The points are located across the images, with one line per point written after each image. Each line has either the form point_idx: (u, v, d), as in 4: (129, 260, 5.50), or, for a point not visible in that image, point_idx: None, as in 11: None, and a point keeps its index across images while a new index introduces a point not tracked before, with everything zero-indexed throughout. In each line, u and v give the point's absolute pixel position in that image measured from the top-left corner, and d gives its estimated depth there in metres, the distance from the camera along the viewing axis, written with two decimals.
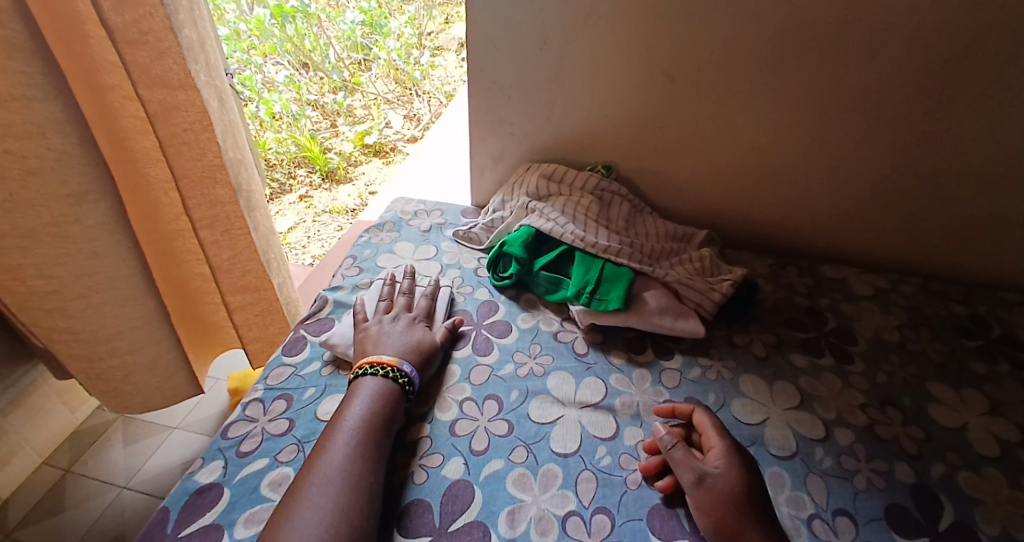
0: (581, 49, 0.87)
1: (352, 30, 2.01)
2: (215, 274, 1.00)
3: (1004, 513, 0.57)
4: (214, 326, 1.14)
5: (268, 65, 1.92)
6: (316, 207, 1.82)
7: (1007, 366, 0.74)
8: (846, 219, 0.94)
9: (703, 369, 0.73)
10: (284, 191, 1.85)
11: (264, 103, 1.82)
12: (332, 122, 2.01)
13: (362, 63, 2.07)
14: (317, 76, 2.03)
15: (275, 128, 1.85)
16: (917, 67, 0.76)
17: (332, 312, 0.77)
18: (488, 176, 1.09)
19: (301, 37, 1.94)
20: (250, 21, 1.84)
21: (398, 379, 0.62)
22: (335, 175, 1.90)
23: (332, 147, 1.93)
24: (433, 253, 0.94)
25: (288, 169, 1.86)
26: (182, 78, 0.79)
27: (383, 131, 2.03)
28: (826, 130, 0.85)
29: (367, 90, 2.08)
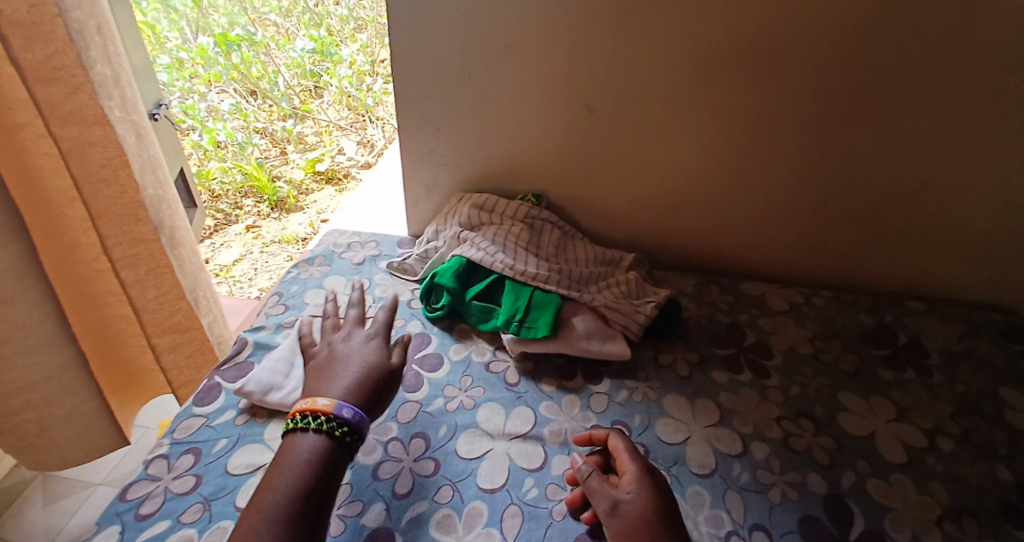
0: (504, 81, 0.90)
1: (301, 58, 1.95)
2: (140, 316, 0.95)
3: (912, 519, 0.60)
4: (143, 372, 1.09)
5: (213, 92, 1.91)
6: (264, 238, 1.78)
7: (912, 372, 0.78)
8: (765, 238, 0.98)
9: (630, 391, 0.75)
10: (229, 222, 1.82)
11: (207, 132, 1.82)
12: (281, 150, 1.98)
13: (312, 90, 2.02)
14: (266, 104, 1.98)
15: (219, 157, 1.84)
16: (814, 96, 0.82)
17: (252, 354, 0.75)
18: (422, 206, 1.08)
19: (247, 65, 1.92)
20: (192, 50, 1.82)
21: (333, 431, 0.56)
22: (284, 204, 1.87)
23: (281, 175, 1.91)
24: (365, 286, 0.92)
25: (234, 199, 1.84)
26: (98, 113, 0.77)
27: (334, 158, 1.98)
28: (739, 155, 0.90)
29: (318, 117, 2.03)
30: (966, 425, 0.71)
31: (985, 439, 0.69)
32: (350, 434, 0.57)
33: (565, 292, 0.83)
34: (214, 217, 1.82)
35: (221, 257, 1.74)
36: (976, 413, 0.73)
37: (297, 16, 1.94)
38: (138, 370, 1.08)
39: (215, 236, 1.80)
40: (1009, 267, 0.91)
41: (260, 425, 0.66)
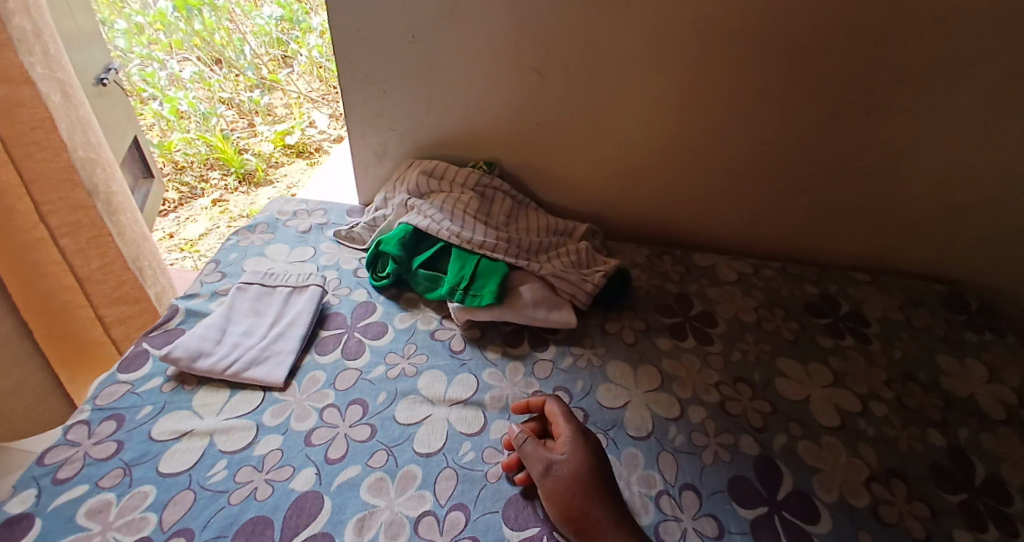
0: (452, 43, 0.86)
1: (269, 25, 1.85)
2: (84, 287, 0.93)
3: (840, 479, 0.61)
4: (95, 344, 1.00)
5: (173, 60, 1.83)
6: (231, 212, 1.71)
7: (851, 340, 0.80)
8: (718, 210, 0.98)
9: (575, 358, 0.75)
10: (195, 196, 1.75)
11: (170, 101, 1.76)
12: (249, 122, 1.90)
13: (282, 60, 1.92)
14: (233, 74, 1.89)
15: (182, 128, 1.77)
16: (766, 67, 0.81)
17: (182, 322, 0.74)
18: (373, 173, 1.06)
19: (211, 32, 1.82)
20: (150, 14, 1.76)
21: None
22: (253, 178, 1.79)
23: (248, 147, 1.84)
24: (309, 255, 0.90)
25: (199, 171, 1.78)
26: (25, 72, 0.73)
27: (305, 131, 1.89)
28: (692, 126, 0.89)
29: (287, 88, 1.94)
30: (899, 390, 0.73)
31: (917, 404, 0.71)
32: None
33: (511, 260, 0.82)
34: (179, 190, 1.74)
35: (187, 230, 1.68)
36: (911, 379, 0.74)
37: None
38: (88, 343, 1.00)
39: (179, 210, 1.73)
40: (953, 238, 0.92)
41: (188, 393, 0.65)
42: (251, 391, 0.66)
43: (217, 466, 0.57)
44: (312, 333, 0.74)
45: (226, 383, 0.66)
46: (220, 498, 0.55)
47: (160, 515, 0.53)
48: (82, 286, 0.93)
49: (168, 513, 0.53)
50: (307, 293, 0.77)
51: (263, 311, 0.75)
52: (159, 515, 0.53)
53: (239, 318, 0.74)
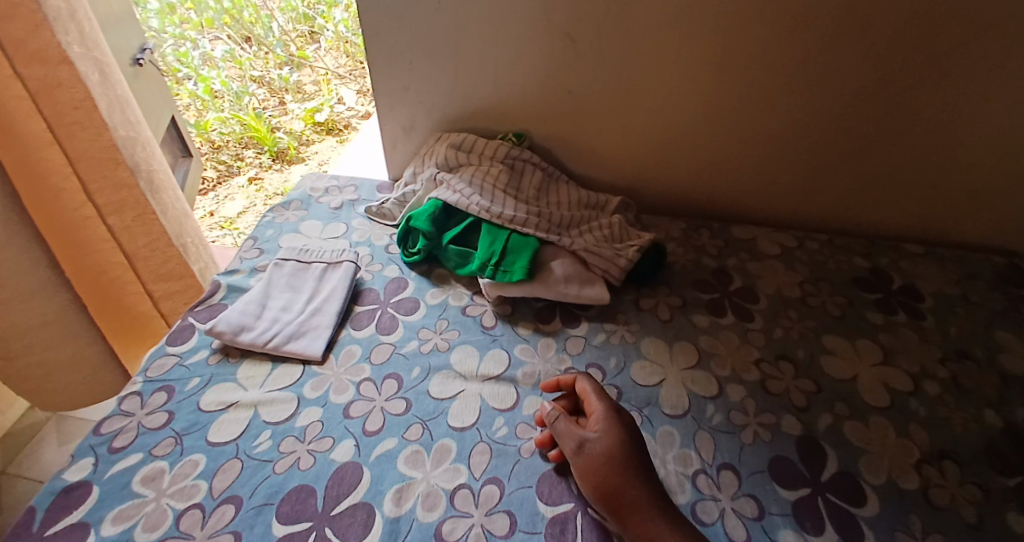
0: (479, 10, 0.84)
1: (294, 0, 1.90)
2: (133, 263, 0.97)
3: (888, 462, 0.59)
4: (145, 318, 1.06)
5: (205, 39, 1.90)
6: (267, 190, 1.73)
7: (901, 316, 0.76)
8: (758, 180, 0.94)
9: (608, 334, 0.74)
10: (231, 174, 1.78)
11: (203, 81, 1.78)
12: (280, 99, 1.90)
13: (308, 36, 1.96)
14: (262, 52, 1.92)
15: (216, 107, 1.80)
16: (816, 25, 0.75)
17: (224, 297, 0.76)
18: (402, 148, 1.05)
19: (240, 10, 1.88)
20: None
21: None
22: (286, 155, 1.80)
23: (281, 126, 1.84)
24: (342, 231, 0.91)
25: (235, 150, 1.80)
26: (62, 51, 0.74)
27: (333, 108, 1.88)
28: (732, 91, 0.84)
29: (316, 65, 1.95)
30: (954, 370, 0.69)
31: (974, 384, 0.67)
32: None
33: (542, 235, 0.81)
34: (216, 168, 1.78)
35: (226, 209, 1.71)
36: (967, 358, 0.71)
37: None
38: (139, 317, 1.05)
39: (218, 189, 1.76)
40: (1016, 207, 0.86)
41: (233, 366, 0.67)
42: (291, 364, 0.68)
43: (262, 436, 0.60)
44: (347, 309, 0.75)
45: (266, 356, 0.68)
46: (265, 467, 0.57)
47: (210, 483, 0.55)
48: (131, 262, 0.97)
49: (217, 480, 0.55)
50: (342, 268, 0.78)
51: (299, 285, 0.77)
52: (209, 482, 0.55)
53: (276, 293, 0.75)
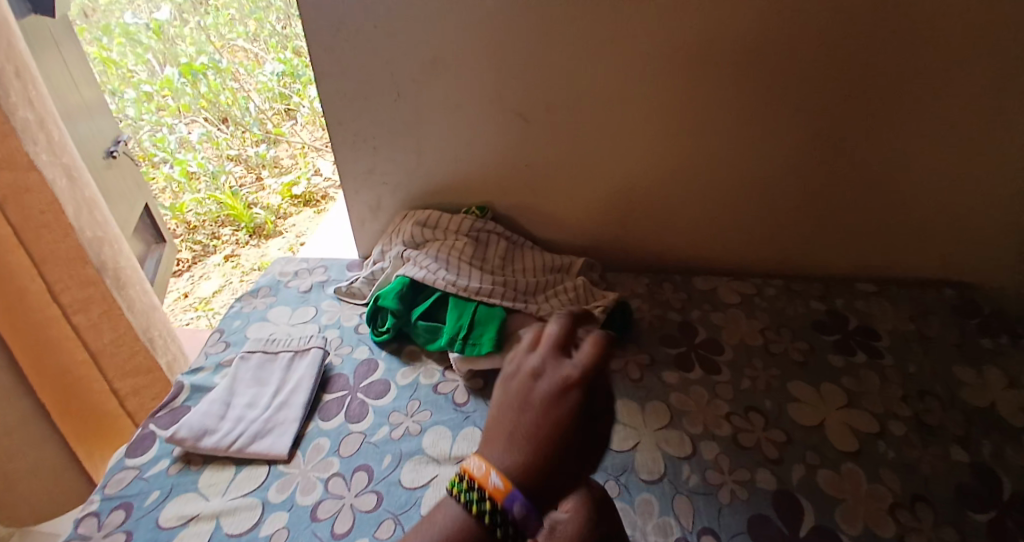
0: (435, 96, 0.88)
1: (271, 81, 1.83)
2: (98, 360, 0.95)
3: (864, 509, 0.59)
4: (111, 417, 1.02)
5: (182, 124, 1.86)
6: (243, 266, 1.74)
7: (862, 357, 0.77)
8: (713, 233, 0.98)
9: None
10: (208, 252, 1.80)
11: (178, 163, 1.81)
12: (257, 175, 1.92)
13: (285, 113, 1.91)
14: (239, 131, 1.89)
15: (192, 189, 1.83)
16: (747, 90, 0.81)
17: (188, 399, 0.74)
18: (369, 227, 1.07)
19: (216, 93, 1.83)
20: (157, 82, 1.78)
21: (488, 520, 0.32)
22: (263, 231, 1.83)
23: (258, 201, 1.86)
24: (311, 314, 0.91)
25: (211, 229, 1.83)
26: (30, 159, 0.75)
27: (311, 180, 1.90)
28: (678, 154, 0.89)
29: (292, 140, 1.93)
30: (917, 408, 0.70)
31: (937, 421, 0.69)
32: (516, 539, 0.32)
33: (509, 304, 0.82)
34: (192, 249, 1.80)
35: (203, 288, 1.73)
36: (928, 394, 0.72)
37: (265, 39, 1.80)
38: (106, 417, 1.01)
39: (193, 269, 1.78)
40: (954, 242, 0.91)
41: (195, 474, 0.65)
42: (255, 466, 0.66)
43: None
44: (315, 398, 0.74)
45: (230, 458, 0.67)
46: None
47: None
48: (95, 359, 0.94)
49: None
50: (309, 356, 0.78)
51: (265, 379, 0.76)
52: None
53: (241, 389, 0.74)
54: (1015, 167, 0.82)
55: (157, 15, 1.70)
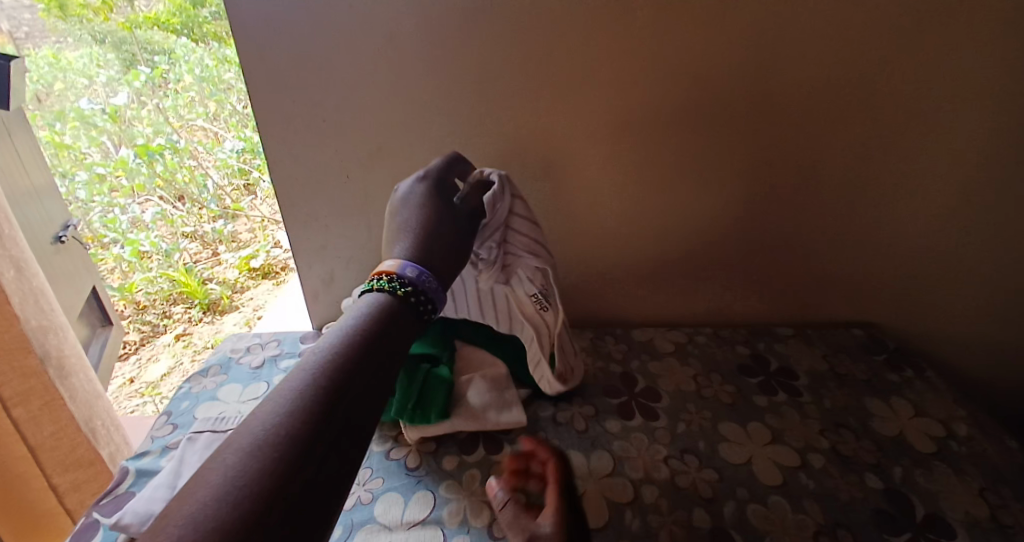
0: (382, 177, 0.96)
1: (230, 158, 1.81)
2: (37, 454, 1.11)
3: (789, 538, 0.63)
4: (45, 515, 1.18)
5: (135, 203, 1.86)
6: (194, 346, 1.75)
7: (783, 395, 0.84)
8: (647, 290, 1.06)
9: (529, 455, 0.77)
10: (158, 332, 1.81)
11: (131, 243, 1.81)
12: (213, 251, 1.92)
13: (244, 188, 1.87)
14: (195, 208, 1.90)
15: (143, 268, 1.83)
16: (659, 162, 0.92)
17: (132, 484, 0.75)
18: (323, 300, 1.10)
19: (172, 172, 1.83)
20: (112, 163, 1.80)
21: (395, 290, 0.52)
22: (218, 306, 1.83)
23: (213, 275, 1.87)
24: (262, 390, 0.91)
25: (162, 308, 1.83)
26: None
27: (270, 252, 1.89)
28: (607, 220, 0.98)
29: (251, 214, 1.90)
30: (834, 440, 0.77)
31: (851, 450, 0.75)
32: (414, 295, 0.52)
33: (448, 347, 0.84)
34: (141, 329, 1.82)
35: (150, 372, 1.74)
36: (843, 426, 0.79)
37: (225, 118, 1.75)
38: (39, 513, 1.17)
39: (142, 350, 1.79)
40: (856, 287, 1.01)
41: None
42: None
43: None
44: None
45: None
46: None
47: None
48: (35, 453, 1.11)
49: None
50: None
51: None
52: None
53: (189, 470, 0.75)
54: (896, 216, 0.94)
55: (115, 99, 1.71)
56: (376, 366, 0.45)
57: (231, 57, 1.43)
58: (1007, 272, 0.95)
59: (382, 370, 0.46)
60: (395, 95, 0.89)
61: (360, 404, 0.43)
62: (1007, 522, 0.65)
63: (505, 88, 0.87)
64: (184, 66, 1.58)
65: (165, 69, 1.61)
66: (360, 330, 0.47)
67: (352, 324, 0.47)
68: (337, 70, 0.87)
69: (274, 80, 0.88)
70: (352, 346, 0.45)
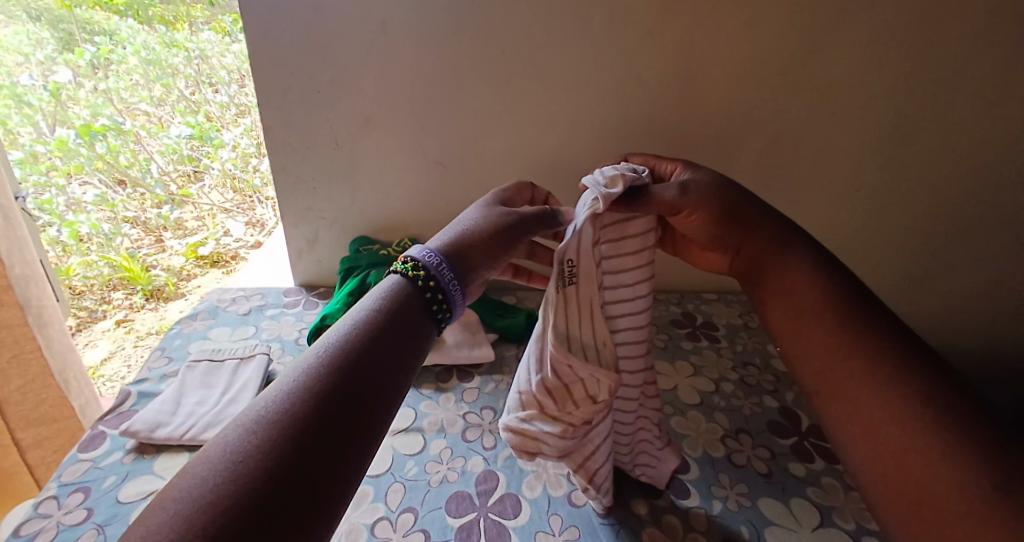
0: (369, 146, 1.07)
1: (177, 144, 1.72)
2: (4, 408, 1.07)
3: (702, 440, 0.81)
4: (6, 475, 1.14)
5: (74, 184, 1.60)
6: (137, 332, 1.61)
7: (705, 341, 1.03)
8: None
9: (497, 382, 0.90)
10: (95, 319, 1.61)
11: (68, 225, 1.57)
12: (156, 238, 1.75)
13: (191, 175, 1.77)
14: (137, 193, 1.72)
15: (82, 251, 1.59)
16: (612, 149, 1.05)
17: (135, 403, 0.85)
18: (306, 257, 1.21)
19: (114, 154, 1.66)
20: (50, 143, 1.52)
21: (408, 271, 0.56)
22: (162, 293, 1.69)
23: (157, 262, 1.71)
24: (252, 332, 1.03)
25: (100, 293, 1.63)
26: None
27: (220, 241, 1.78)
28: (567, 198, 1.11)
29: (199, 202, 1.79)
30: (743, 372, 0.95)
31: (756, 380, 0.93)
32: (422, 274, 0.55)
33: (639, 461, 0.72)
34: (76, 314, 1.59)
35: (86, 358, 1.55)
36: (751, 363, 0.97)
37: (171, 103, 1.69)
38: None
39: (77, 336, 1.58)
40: None
41: (149, 460, 0.76)
42: None
43: None
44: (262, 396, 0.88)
45: (183, 446, 0.79)
46: None
47: None
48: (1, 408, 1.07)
49: None
50: (255, 361, 0.92)
51: (213, 382, 0.89)
52: None
53: (190, 390, 0.87)
54: (812, 208, 1.08)
55: (55, 77, 1.49)
56: (379, 354, 0.48)
57: (184, 41, 1.59)
58: (900, 256, 1.12)
59: (403, 345, 0.50)
60: (384, 74, 1.00)
61: (375, 382, 0.46)
62: None
63: (480, 74, 0.99)
64: (127, 48, 1.58)
65: (108, 51, 1.55)
66: (371, 316, 0.51)
67: (366, 308, 0.52)
68: (333, 46, 0.98)
69: (277, 52, 0.98)
70: (369, 333, 0.49)
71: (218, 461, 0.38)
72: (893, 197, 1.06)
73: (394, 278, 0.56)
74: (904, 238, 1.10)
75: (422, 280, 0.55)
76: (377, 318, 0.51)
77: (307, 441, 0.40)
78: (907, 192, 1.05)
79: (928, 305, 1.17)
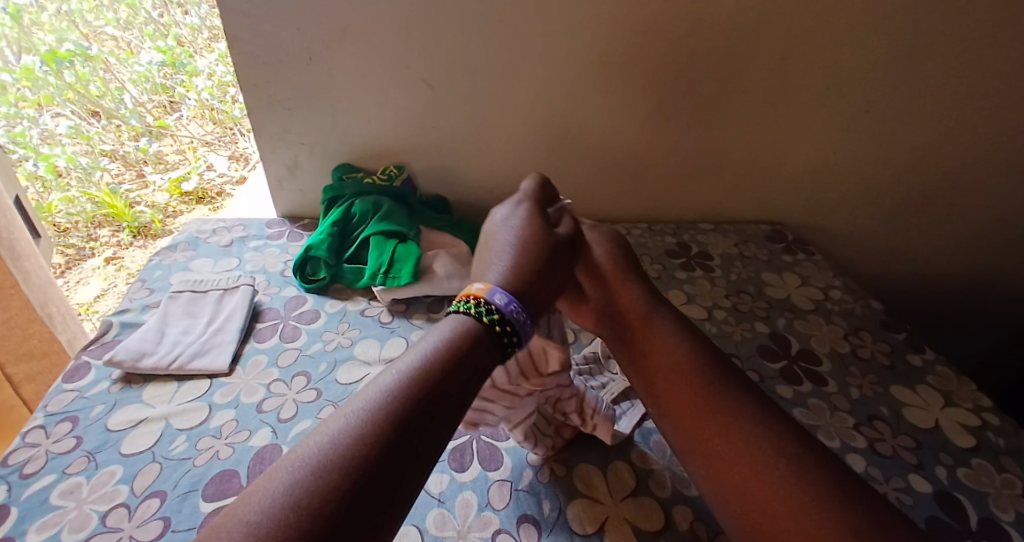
0: (346, 61, 0.99)
1: (150, 72, 1.63)
2: None
3: None
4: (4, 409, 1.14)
5: (46, 115, 1.48)
6: (128, 268, 1.50)
7: (700, 271, 1.02)
8: (590, 195, 1.15)
9: None
10: (84, 256, 1.52)
11: (44, 158, 1.46)
12: (137, 173, 1.63)
13: (167, 106, 1.69)
14: (113, 124, 1.60)
15: (62, 187, 1.49)
16: (609, 62, 0.97)
17: (118, 333, 0.84)
18: (286, 185, 1.16)
19: (84, 83, 1.53)
20: (15, 71, 1.39)
21: (483, 314, 0.53)
22: (148, 231, 1.57)
23: (140, 199, 1.59)
24: (235, 264, 1.00)
25: (87, 231, 1.52)
26: None
27: (203, 175, 1.69)
28: (560, 119, 1.05)
29: (178, 134, 1.70)
30: (735, 301, 0.95)
31: (748, 307, 0.94)
32: (497, 321, 0.53)
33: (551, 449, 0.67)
34: (64, 251, 1.50)
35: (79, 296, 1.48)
36: (744, 291, 0.97)
37: (139, 27, 1.62)
38: None
39: (69, 274, 1.49)
40: (778, 195, 1.13)
41: (135, 389, 0.76)
42: (198, 379, 0.78)
43: (178, 440, 0.69)
44: (248, 326, 0.86)
45: (171, 376, 0.78)
46: (185, 462, 0.66)
47: (130, 485, 0.63)
48: None
49: (137, 481, 0.63)
50: (240, 292, 0.90)
51: (197, 313, 0.87)
52: (125, 468, 0.65)
53: (174, 320, 0.85)
54: (817, 129, 1.03)
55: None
56: (440, 401, 0.44)
57: None
58: (906, 181, 1.08)
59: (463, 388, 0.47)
60: None
61: (429, 422, 0.43)
62: (863, 355, 0.85)
63: None
64: None
65: None
66: (435, 356, 0.47)
67: (430, 346, 0.48)
68: None
69: None
70: (428, 372, 0.45)
71: (272, 504, 0.35)
72: (905, 117, 1.00)
73: (458, 317, 0.53)
74: (908, 164, 1.06)
75: (496, 327, 0.53)
76: (442, 357, 0.47)
77: (360, 488, 0.37)
78: (917, 112, 0.99)
79: (930, 232, 1.14)
